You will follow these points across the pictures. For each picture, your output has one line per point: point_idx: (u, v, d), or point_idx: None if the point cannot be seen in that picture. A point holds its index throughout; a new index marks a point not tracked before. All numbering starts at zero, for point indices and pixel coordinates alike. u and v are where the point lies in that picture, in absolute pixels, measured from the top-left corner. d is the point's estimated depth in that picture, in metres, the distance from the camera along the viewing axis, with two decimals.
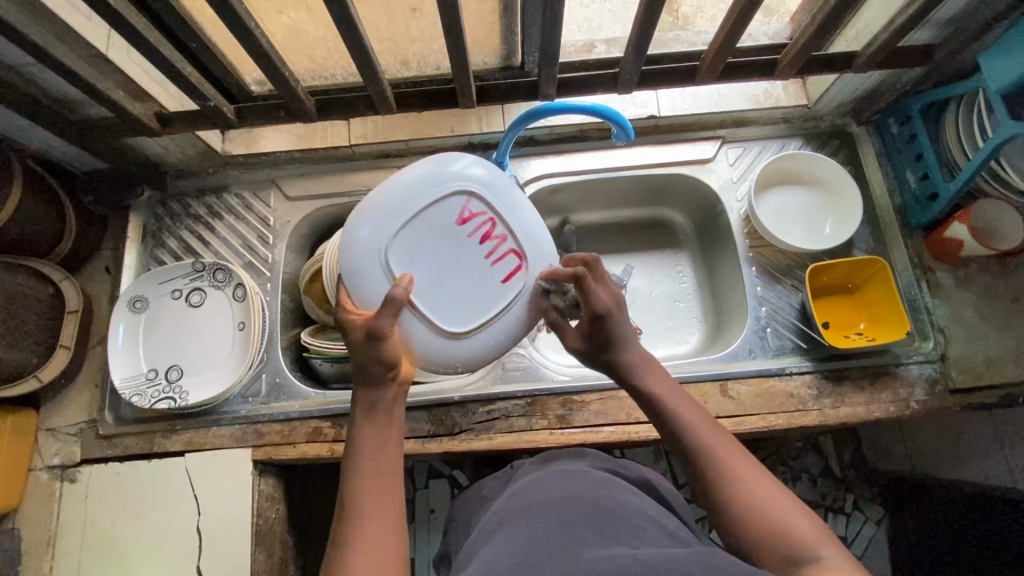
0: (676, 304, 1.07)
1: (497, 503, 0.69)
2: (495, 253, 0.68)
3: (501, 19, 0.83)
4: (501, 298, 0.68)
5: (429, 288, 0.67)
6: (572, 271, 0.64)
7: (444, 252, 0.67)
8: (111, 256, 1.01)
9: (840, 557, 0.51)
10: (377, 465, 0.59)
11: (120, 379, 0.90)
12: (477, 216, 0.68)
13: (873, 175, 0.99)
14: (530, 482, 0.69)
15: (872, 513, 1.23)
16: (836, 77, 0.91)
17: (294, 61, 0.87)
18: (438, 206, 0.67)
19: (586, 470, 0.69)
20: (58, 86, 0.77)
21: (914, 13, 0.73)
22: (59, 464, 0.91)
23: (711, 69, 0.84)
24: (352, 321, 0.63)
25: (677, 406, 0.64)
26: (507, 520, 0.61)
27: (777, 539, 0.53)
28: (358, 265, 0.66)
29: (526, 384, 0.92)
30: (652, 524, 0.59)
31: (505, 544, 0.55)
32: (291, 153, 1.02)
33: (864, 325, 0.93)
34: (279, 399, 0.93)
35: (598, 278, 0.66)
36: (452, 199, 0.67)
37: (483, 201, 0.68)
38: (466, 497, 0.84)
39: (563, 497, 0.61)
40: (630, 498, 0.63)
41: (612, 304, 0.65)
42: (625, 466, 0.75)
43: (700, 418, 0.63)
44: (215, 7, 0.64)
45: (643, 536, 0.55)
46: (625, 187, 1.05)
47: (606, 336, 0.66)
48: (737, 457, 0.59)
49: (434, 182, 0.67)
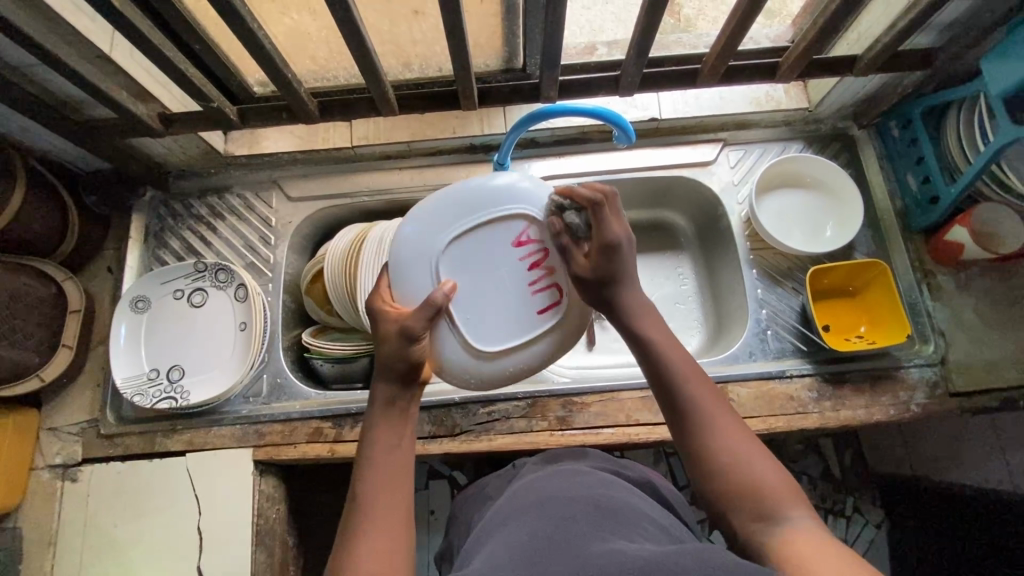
0: (677, 306, 1.07)
1: (496, 504, 0.69)
2: (541, 282, 0.66)
3: (504, 21, 0.83)
4: (536, 326, 0.66)
5: (469, 301, 0.65)
6: (589, 198, 0.61)
7: (492, 269, 0.65)
8: (114, 257, 1.01)
9: (807, 518, 0.52)
10: (389, 463, 0.58)
11: (121, 378, 0.90)
12: (533, 243, 0.66)
13: (874, 178, 0.99)
14: (530, 482, 0.69)
15: (872, 516, 1.23)
16: (838, 81, 0.91)
17: (297, 62, 0.88)
18: (498, 224, 0.65)
19: (587, 470, 0.69)
20: (62, 86, 0.77)
21: (915, 17, 0.73)
22: (61, 464, 0.91)
23: (712, 72, 0.84)
24: (385, 313, 0.62)
25: (669, 355, 0.62)
26: (507, 518, 0.61)
27: (747, 492, 0.54)
28: (403, 258, 0.65)
29: (527, 385, 0.92)
30: (653, 523, 0.59)
31: (504, 542, 0.55)
32: (293, 154, 1.02)
33: (865, 328, 0.93)
34: (279, 400, 0.93)
35: (615, 210, 0.62)
36: (513, 219, 0.66)
37: (542, 230, 0.66)
38: (469, 494, 0.84)
39: (564, 495, 0.61)
40: (631, 497, 0.63)
41: (624, 237, 0.62)
42: (626, 467, 0.75)
43: (691, 370, 0.61)
44: (219, 9, 0.65)
45: (644, 534, 0.55)
46: (627, 190, 1.05)
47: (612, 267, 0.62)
48: (722, 412, 0.59)
49: (498, 196, 0.66)
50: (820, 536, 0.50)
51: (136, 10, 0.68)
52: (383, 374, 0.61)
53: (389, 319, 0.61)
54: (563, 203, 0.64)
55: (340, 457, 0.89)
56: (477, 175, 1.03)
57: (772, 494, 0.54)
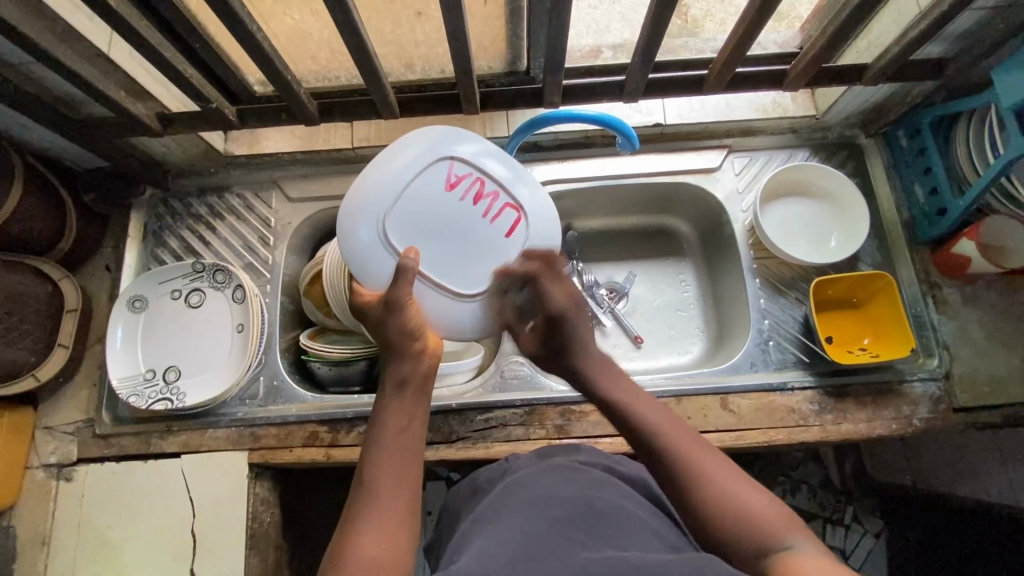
0: (679, 313, 1.06)
1: (486, 499, 0.68)
2: (490, 211, 0.70)
3: (509, 24, 0.82)
4: (507, 251, 0.71)
5: (439, 258, 0.69)
6: (525, 270, 0.71)
7: (443, 221, 0.69)
8: (112, 255, 1.01)
9: (808, 543, 0.51)
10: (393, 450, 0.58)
11: (117, 378, 0.89)
12: (464, 180, 0.70)
13: (881, 187, 0.97)
14: (521, 478, 0.68)
15: (871, 525, 1.21)
16: (845, 90, 0.90)
17: (298, 63, 0.86)
18: (428, 178, 0.69)
19: (581, 467, 0.68)
20: (59, 84, 0.76)
21: (927, 26, 0.71)
22: (56, 463, 0.91)
23: (719, 78, 0.83)
24: (369, 303, 0.66)
25: (638, 405, 0.64)
26: (497, 517, 0.60)
27: (749, 529, 0.53)
28: (362, 247, 0.67)
29: (525, 392, 0.91)
30: (647, 528, 0.58)
31: (495, 542, 0.54)
32: (293, 155, 1.02)
33: (869, 340, 0.91)
34: (276, 402, 0.93)
35: (553, 275, 0.71)
36: (438, 166, 0.69)
37: (467, 164, 0.70)
38: (463, 486, 0.81)
39: (556, 496, 0.60)
40: (624, 499, 0.62)
41: (568, 304, 0.70)
42: (620, 462, 0.74)
43: (667, 423, 0.62)
44: (217, 9, 0.64)
45: (636, 540, 0.54)
46: (630, 195, 1.04)
47: (564, 336, 0.70)
48: (706, 454, 0.59)
49: (416, 153, 0.69)
50: (824, 559, 0.48)
51: (135, 10, 0.67)
52: (395, 356, 0.63)
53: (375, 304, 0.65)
54: (505, 283, 0.71)
55: (336, 461, 0.88)
56: None
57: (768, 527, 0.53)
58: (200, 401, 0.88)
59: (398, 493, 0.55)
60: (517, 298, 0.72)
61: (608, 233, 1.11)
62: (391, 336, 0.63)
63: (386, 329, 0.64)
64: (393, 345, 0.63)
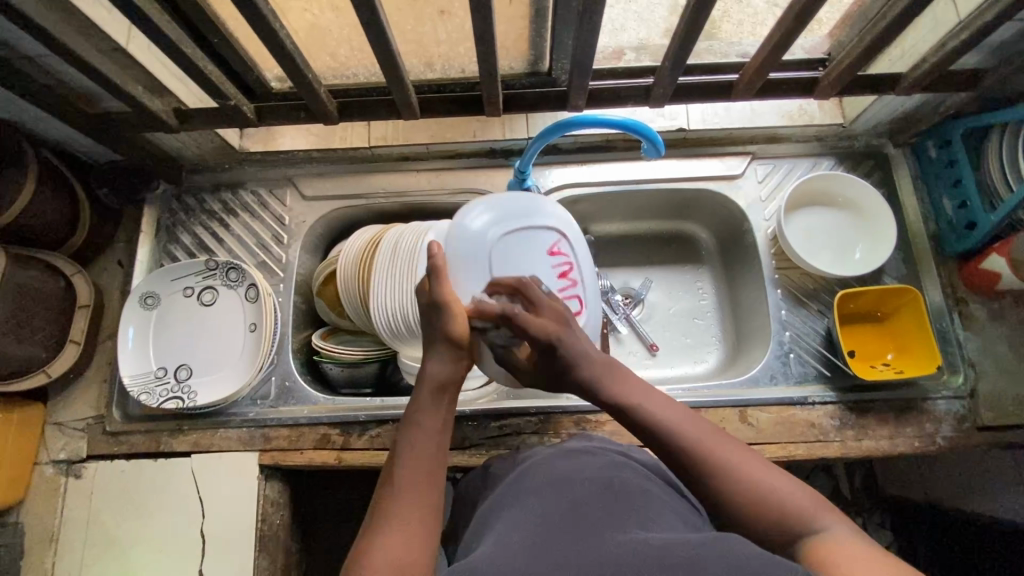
0: (695, 322, 1.05)
1: (503, 484, 0.67)
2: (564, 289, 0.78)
3: (533, 24, 0.79)
4: None
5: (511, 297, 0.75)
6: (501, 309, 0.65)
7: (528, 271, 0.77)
8: (125, 250, 1.00)
9: (836, 524, 0.51)
10: (420, 444, 0.58)
11: (128, 376, 0.89)
12: (561, 255, 0.79)
13: (908, 199, 0.95)
14: (539, 460, 0.68)
15: (881, 537, 1.20)
16: (876, 98, 0.88)
17: (317, 60, 0.85)
18: (533, 234, 0.78)
19: (600, 451, 0.68)
20: (76, 77, 0.75)
21: (966, 38, 0.69)
22: (65, 459, 0.90)
23: (748, 85, 0.81)
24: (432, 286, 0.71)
25: (650, 404, 0.60)
26: (517, 503, 0.59)
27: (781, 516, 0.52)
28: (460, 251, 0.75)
29: (540, 400, 0.90)
30: (670, 508, 0.56)
31: (513, 526, 0.54)
32: (308, 153, 1.00)
33: (892, 355, 0.89)
34: (287, 403, 0.91)
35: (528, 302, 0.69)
36: (545, 233, 0.79)
37: (567, 245, 0.80)
38: (475, 472, 0.79)
39: (573, 477, 0.60)
40: (645, 480, 0.61)
41: (553, 333, 0.63)
42: (636, 450, 0.72)
43: (681, 417, 0.59)
44: (239, 5, 0.62)
45: (658, 518, 0.54)
46: (650, 199, 1.02)
47: (554, 364, 0.63)
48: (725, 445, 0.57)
49: (535, 211, 0.79)
50: (857, 542, 0.49)
51: (156, 5, 0.65)
52: (435, 357, 0.63)
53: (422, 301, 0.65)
54: (481, 323, 0.67)
55: (348, 464, 0.87)
56: (496, 182, 1.00)
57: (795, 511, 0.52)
58: (212, 400, 0.88)
59: (423, 482, 0.56)
60: (500, 337, 0.67)
61: (625, 238, 1.09)
62: (433, 334, 0.64)
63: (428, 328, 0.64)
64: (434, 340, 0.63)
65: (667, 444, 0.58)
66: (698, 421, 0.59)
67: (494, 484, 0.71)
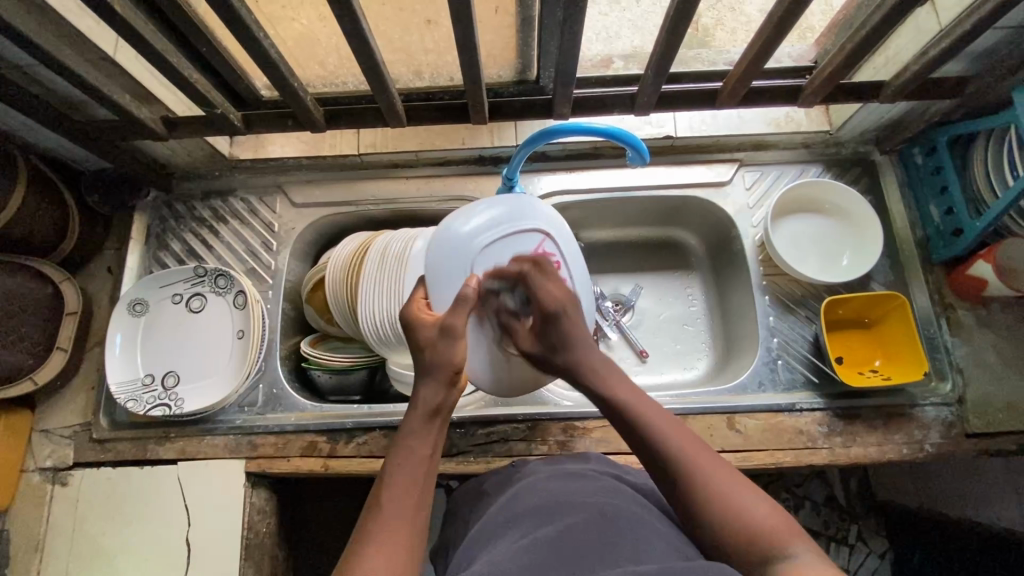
0: (685, 328, 1.05)
1: (494, 506, 0.67)
2: None
3: (519, 33, 0.80)
4: None
5: (495, 304, 0.74)
6: (517, 269, 0.72)
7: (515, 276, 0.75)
8: (114, 257, 1.00)
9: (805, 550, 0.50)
10: (408, 469, 0.59)
11: (116, 383, 0.88)
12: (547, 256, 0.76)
13: (896, 206, 0.96)
14: (532, 483, 0.67)
15: (876, 546, 1.18)
16: (862, 106, 0.88)
17: (305, 69, 0.86)
18: (519, 238, 0.75)
19: (593, 475, 0.67)
20: (64, 86, 0.76)
21: (947, 46, 0.70)
22: (51, 467, 0.90)
23: (732, 94, 0.81)
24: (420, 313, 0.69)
25: (637, 404, 0.64)
26: (510, 532, 0.59)
27: (746, 536, 0.52)
28: (441, 266, 0.73)
29: (527, 407, 0.90)
30: (662, 534, 0.56)
31: (503, 553, 0.54)
32: (298, 160, 1.01)
33: (879, 362, 0.89)
34: (274, 410, 0.91)
35: (543, 273, 0.72)
36: (532, 235, 0.75)
37: (555, 245, 0.76)
38: (468, 488, 0.80)
39: (567, 501, 0.60)
40: (637, 505, 0.61)
41: (561, 299, 0.71)
42: (629, 472, 0.73)
43: (666, 422, 0.62)
44: (222, 15, 0.63)
45: (650, 545, 0.53)
46: (639, 206, 1.03)
47: (559, 333, 0.70)
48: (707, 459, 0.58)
49: (520, 214, 0.76)
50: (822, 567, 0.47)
51: (141, 15, 0.66)
52: (429, 377, 0.64)
53: (429, 322, 0.67)
54: (496, 286, 0.73)
55: (335, 472, 0.87)
56: (483, 188, 1.01)
57: (775, 540, 0.51)
58: (199, 407, 0.87)
59: (409, 509, 0.56)
60: (515, 301, 0.74)
61: (615, 244, 1.10)
62: (436, 359, 0.64)
63: (426, 350, 0.65)
64: (427, 365, 0.64)
65: (652, 462, 0.60)
66: (682, 428, 0.62)
67: (485, 507, 0.71)
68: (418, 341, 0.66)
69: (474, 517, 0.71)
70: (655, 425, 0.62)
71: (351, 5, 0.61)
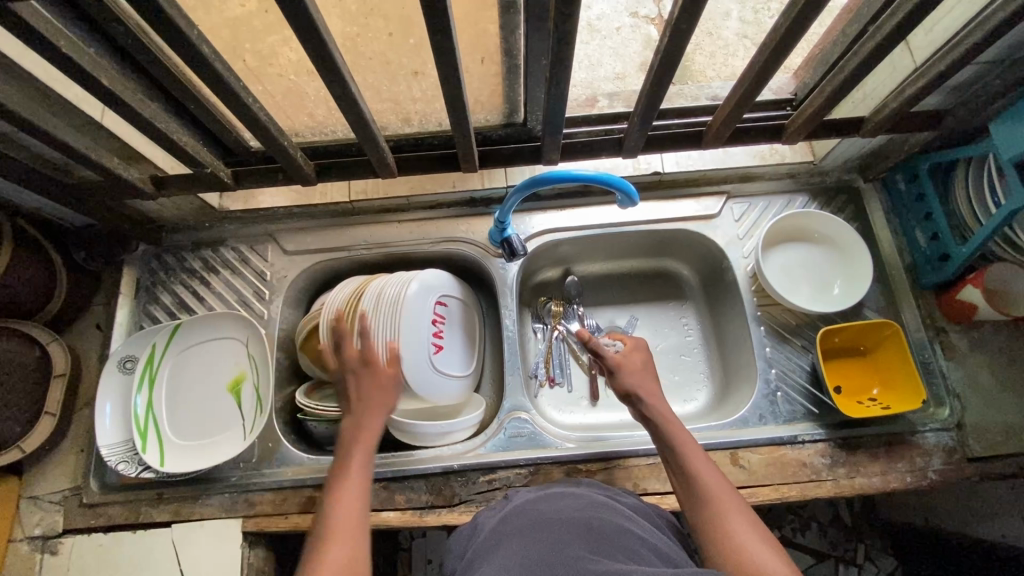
0: (683, 359, 1.04)
1: (484, 532, 0.66)
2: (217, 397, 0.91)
3: (505, 80, 0.81)
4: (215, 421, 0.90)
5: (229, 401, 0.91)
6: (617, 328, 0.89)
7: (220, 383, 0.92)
8: (103, 313, 0.99)
9: None
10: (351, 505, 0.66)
11: (106, 446, 0.85)
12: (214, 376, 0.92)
13: (881, 231, 0.98)
14: (524, 501, 0.68)
15: (884, 565, 1.18)
16: (840, 140, 0.91)
17: (295, 121, 0.87)
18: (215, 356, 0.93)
19: (582, 493, 0.69)
20: (51, 152, 0.76)
21: (921, 88, 0.72)
22: (41, 535, 0.87)
23: (717, 136, 0.83)
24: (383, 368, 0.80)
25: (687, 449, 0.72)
26: (498, 543, 0.59)
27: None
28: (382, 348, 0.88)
29: (529, 451, 0.88)
30: (645, 545, 0.59)
31: (499, 568, 0.54)
32: (289, 209, 1.01)
33: (877, 390, 0.89)
34: (270, 466, 0.89)
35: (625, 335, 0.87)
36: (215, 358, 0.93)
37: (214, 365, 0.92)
38: (463, 530, 0.71)
39: (557, 517, 0.61)
40: (624, 520, 0.63)
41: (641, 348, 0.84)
42: (622, 492, 0.73)
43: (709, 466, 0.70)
44: (211, 86, 0.63)
45: (635, 556, 0.56)
46: (631, 241, 1.03)
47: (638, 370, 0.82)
48: (734, 512, 0.64)
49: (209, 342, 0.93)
50: None
51: (130, 87, 0.66)
52: (364, 408, 0.76)
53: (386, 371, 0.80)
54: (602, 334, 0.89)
55: None
56: (476, 229, 1.01)
57: None
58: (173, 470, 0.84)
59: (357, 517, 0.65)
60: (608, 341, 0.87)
61: (608, 277, 1.10)
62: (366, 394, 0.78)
63: (378, 390, 0.78)
64: (375, 403, 0.77)
65: (693, 500, 0.68)
66: (721, 479, 0.68)
67: (478, 530, 0.69)
68: (368, 382, 0.79)
69: (466, 545, 0.68)
70: (713, 483, 0.68)
71: (340, 72, 0.62)
